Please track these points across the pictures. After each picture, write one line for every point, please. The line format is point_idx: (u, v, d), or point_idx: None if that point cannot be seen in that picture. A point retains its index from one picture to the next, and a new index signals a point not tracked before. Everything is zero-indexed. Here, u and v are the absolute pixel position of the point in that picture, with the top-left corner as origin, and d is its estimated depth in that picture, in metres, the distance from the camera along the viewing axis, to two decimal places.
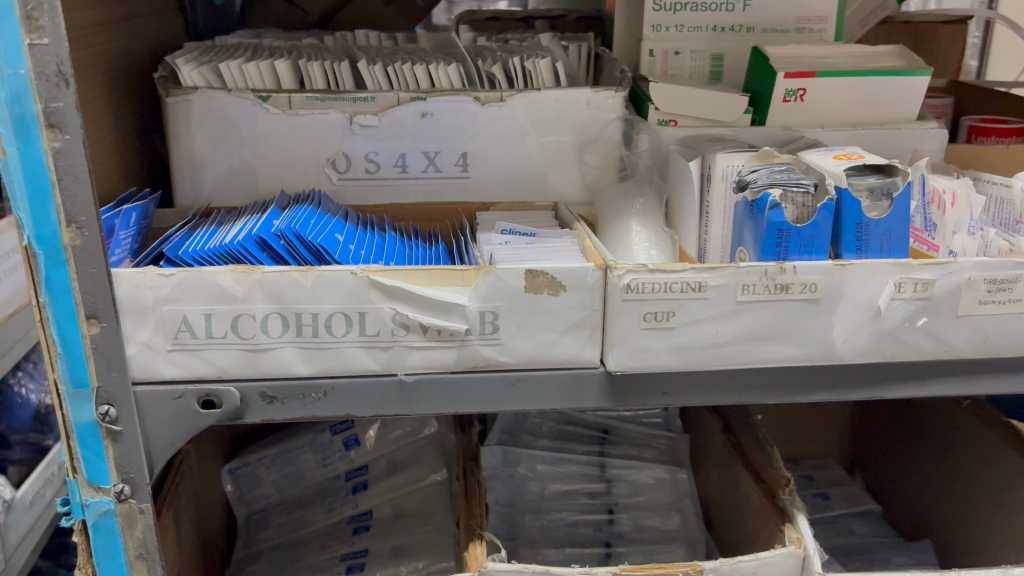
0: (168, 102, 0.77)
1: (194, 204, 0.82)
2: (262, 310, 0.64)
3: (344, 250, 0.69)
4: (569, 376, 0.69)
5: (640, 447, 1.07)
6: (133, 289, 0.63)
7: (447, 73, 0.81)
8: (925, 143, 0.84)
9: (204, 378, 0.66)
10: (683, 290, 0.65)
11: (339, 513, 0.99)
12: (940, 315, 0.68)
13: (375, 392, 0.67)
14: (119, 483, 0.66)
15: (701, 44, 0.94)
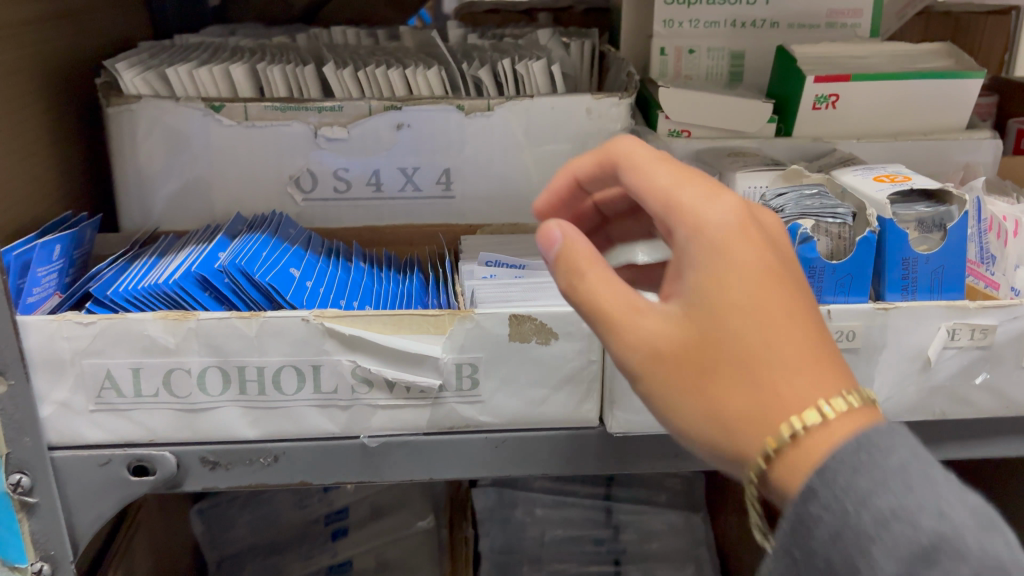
0: (109, 112, 0.67)
1: (141, 228, 0.72)
2: (199, 364, 0.54)
3: (300, 288, 0.59)
4: (562, 437, 0.59)
5: (650, 487, 0.96)
6: (45, 341, 0.53)
7: (427, 78, 0.71)
8: (977, 156, 0.73)
9: (134, 442, 0.56)
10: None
11: (316, 561, 0.90)
12: (1001, 366, 0.58)
13: (334, 457, 0.57)
14: (37, 561, 0.57)
15: (719, 41, 0.83)
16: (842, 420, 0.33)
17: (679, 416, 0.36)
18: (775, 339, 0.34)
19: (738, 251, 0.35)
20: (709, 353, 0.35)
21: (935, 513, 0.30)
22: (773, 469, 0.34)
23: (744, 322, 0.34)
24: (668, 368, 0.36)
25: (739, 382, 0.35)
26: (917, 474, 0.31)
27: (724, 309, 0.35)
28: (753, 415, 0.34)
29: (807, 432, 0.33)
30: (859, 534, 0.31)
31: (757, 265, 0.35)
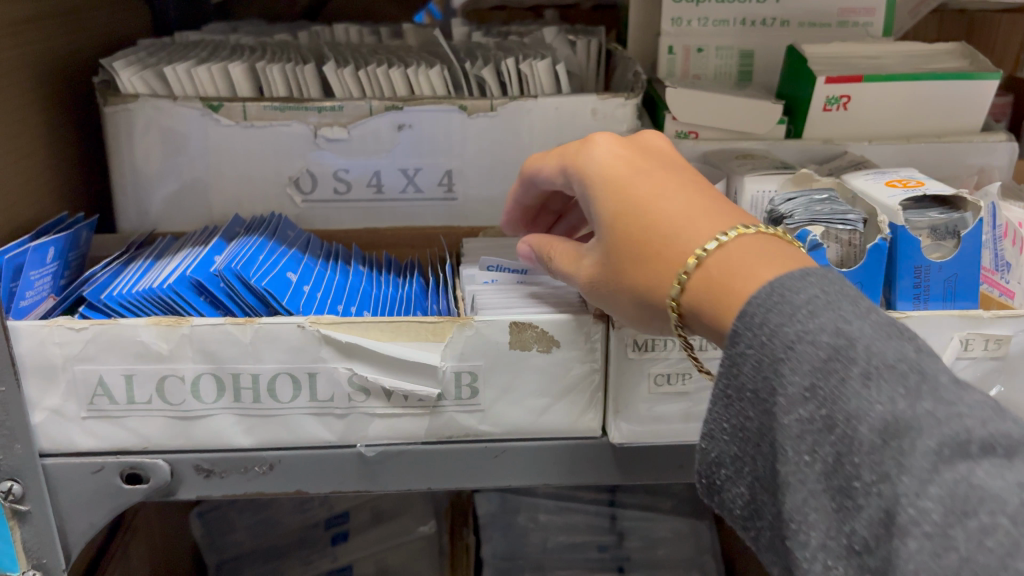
0: (106, 112, 0.66)
1: (139, 229, 0.71)
2: (193, 371, 0.53)
3: (297, 293, 0.58)
4: (563, 447, 0.57)
5: (656, 493, 0.95)
6: (36, 346, 0.52)
7: (429, 78, 0.70)
8: (992, 159, 0.72)
9: (128, 449, 0.55)
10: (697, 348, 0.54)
11: (316, 567, 0.90)
12: (1016, 378, 0.56)
13: (331, 466, 0.56)
14: (29, 569, 0.56)
15: (728, 41, 0.82)
16: (736, 251, 0.40)
17: (616, 292, 0.46)
18: (666, 212, 0.44)
19: (616, 173, 0.47)
20: (618, 239, 0.45)
21: (831, 330, 0.34)
22: (693, 306, 0.41)
23: (649, 214, 0.44)
24: (602, 262, 0.47)
25: (651, 252, 0.43)
26: (821, 300, 0.35)
27: (626, 210, 0.45)
28: (663, 267, 0.43)
29: (703, 265, 0.40)
30: (776, 356, 0.35)
31: (639, 168, 0.47)
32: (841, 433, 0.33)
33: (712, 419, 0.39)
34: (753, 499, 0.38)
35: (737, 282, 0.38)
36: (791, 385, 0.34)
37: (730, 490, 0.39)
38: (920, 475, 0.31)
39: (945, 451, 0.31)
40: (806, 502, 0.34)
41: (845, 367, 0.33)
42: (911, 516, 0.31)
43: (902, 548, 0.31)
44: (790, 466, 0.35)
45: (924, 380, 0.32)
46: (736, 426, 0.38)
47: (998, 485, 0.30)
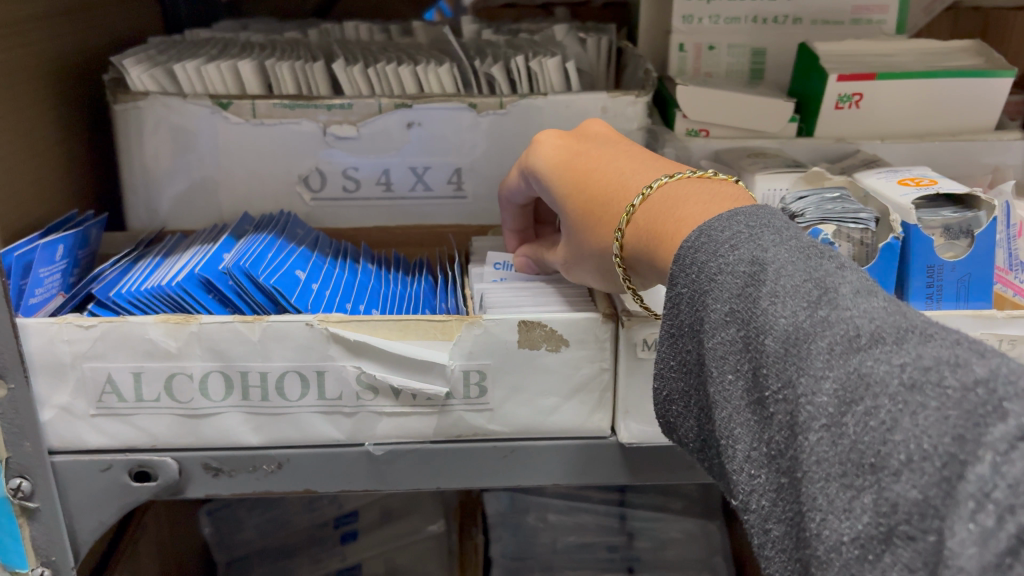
0: (116, 110, 0.66)
1: (148, 227, 0.71)
2: (201, 369, 0.53)
3: (305, 291, 0.58)
4: (572, 447, 0.57)
5: (665, 493, 0.95)
6: (46, 343, 0.52)
7: (439, 76, 0.70)
8: (1007, 157, 0.71)
9: (137, 447, 0.55)
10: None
11: (325, 566, 0.90)
12: None
13: (339, 465, 0.56)
14: (39, 566, 0.56)
15: (740, 38, 0.81)
16: (660, 204, 0.44)
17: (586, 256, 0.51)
18: (605, 190, 0.49)
19: (560, 163, 0.53)
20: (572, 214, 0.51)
21: (748, 256, 0.35)
22: (644, 263, 0.45)
23: (597, 193, 0.49)
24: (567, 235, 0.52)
25: (601, 222, 0.48)
26: (744, 235, 0.36)
27: (577, 195, 0.50)
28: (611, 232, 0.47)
29: (637, 223, 0.45)
30: (703, 285, 0.36)
31: (582, 154, 0.53)
32: (753, 343, 0.33)
33: (662, 357, 0.41)
34: (702, 431, 0.39)
35: (667, 227, 0.42)
36: (714, 311, 0.35)
37: (683, 425, 0.40)
38: (813, 372, 0.30)
39: (837, 346, 0.30)
40: (729, 417, 0.35)
41: (757, 286, 0.34)
42: (808, 412, 0.30)
43: (803, 443, 0.30)
44: (716, 386, 0.35)
45: (827, 290, 0.32)
46: (683, 361, 0.39)
47: (883, 370, 0.28)
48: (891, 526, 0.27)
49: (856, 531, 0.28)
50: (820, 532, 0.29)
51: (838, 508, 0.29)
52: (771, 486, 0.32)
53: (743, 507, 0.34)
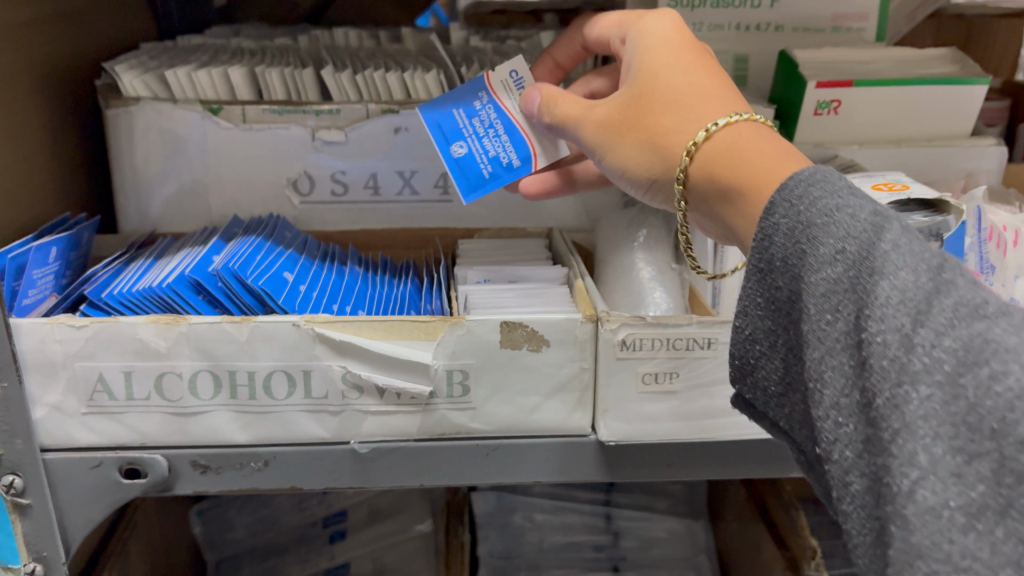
0: (108, 115, 0.68)
1: (140, 230, 0.73)
2: (190, 367, 0.54)
3: (293, 293, 0.59)
4: (554, 445, 0.58)
5: (651, 493, 0.97)
6: (38, 343, 0.53)
7: (425, 81, 0.69)
8: (981, 163, 0.73)
9: (127, 444, 0.56)
10: (676, 347, 0.56)
11: (314, 564, 0.91)
12: None
13: (326, 463, 0.57)
14: (30, 562, 0.57)
15: (724, 45, 0.83)
16: (741, 147, 0.41)
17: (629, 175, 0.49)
18: (685, 102, 0.45)
19: (669, 39, 0.48)
20: (631, 125, 0.47)
21: (870, 212, 0.35)
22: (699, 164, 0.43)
23: (688, 80, 0.45)
24: (613, 149, 0.49)
25: (688, 107, 0.44)
26: (857, 191, 0.36)
27: (667, 72, 0.46)
28: (672, 160, 0.45)
29: (703, 163, 0.43)
30: (807, 223, 0.35)
31: (664, 53, 0.47)
32: (860, 286, 0.33)
33: (746, 295, 0.39)
34: (788, 373, 0.38)
35: (748, 179, 0.40)
36: (823, 247, 0.34)
37: (763, 367, 0.39)
38: (931, 327, 0.31)
39: (961, 309, 0.31)
40: (825, 361, 0.34)
41: (873, 236, 0.34)
42: (922, 364, 0.31)
43: (909, 393, 0.31)
44: (813, 326, 0.35)
45: (942, 261, 0.33)
46: (770, 298, 0.38)
47: (1009, 339, 0.30)
48: (1008, 497, 0.29)
49: (964, 496, 0.30)
50: (911, 488, 0.31)
51: (942, 471, 0.30)
52: (857, 434, 0.34)
53: (826, 454, 0.35)
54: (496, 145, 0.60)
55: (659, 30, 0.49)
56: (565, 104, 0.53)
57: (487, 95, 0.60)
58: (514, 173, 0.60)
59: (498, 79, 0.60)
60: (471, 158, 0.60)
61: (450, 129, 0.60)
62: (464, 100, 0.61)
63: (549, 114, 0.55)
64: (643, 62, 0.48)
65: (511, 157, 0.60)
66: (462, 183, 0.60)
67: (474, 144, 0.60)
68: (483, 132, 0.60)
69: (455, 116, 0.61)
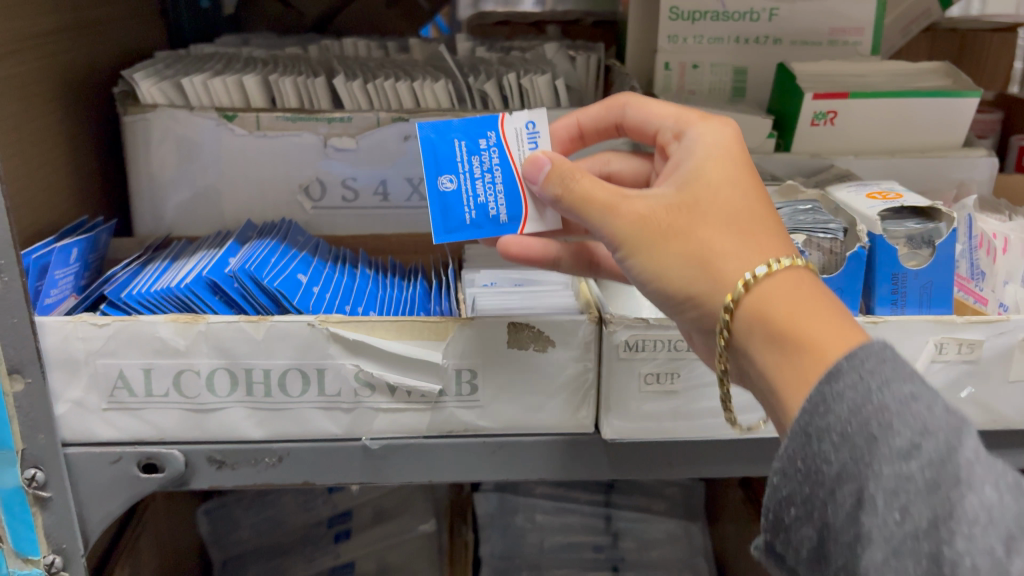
0: (125, 121, 0.70)
1: (154, 233, 0.75)
2: (208, 366, 0.56)
3: (307, 294, 0.61)
4: (557, 443, 0.60)
5: (650, 495, 0.99)
6: (61, 340, 0.55)
7: (434, 91, 0.73)
8: (973, 174, 0.75)
9: (145, 440, 0.58)
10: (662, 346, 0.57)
11: (319, 563, 0.92)
12: (988, 382, 0.59)
13: (337, 459, 0.59)
14: (50, 554, 0.59)
15: (723, 58, 0.85)
16: (800, 297, 0.40)
17: (654, 283, 0.45)
18: (741, 227, 0.43)
19: (731, 150, 0.46)
20: (673, 234, 0.43)
21: (945, 409, 0.33)
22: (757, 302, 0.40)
23: (747, 201, 0.44)
24: (644, 253, 0.44)
25: (750, 235, 0.43)
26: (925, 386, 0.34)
27: (730, 189, 0.44)
28: (718, 287, 0.42)
29: (756, 302, 0.40)
30: (880, 408, 0.33)
31: (724, 164, 0.45)
32: (942, 488, 0.30)
33: (785, 460, 0.35)
34: (817, 550, 0.34)
35: (812, 337, 0.38)
36: (898, 437, 0.32)
37: (797, 533, 0.35)
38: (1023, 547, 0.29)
39: None
40: (887, 564, 0.31)
41: (954, 441, 0.32)
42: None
43: None
44: (875, 518, 0.32)
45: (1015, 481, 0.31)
46: (811, 473, 0.34)
47: None
48: None
49: None
50: None
51: None
52: None
53: None
54: (489, 192, 0.54)
55: (723, 138, 0.46)
56: (590, 181, 0.47)
57: (496, 138, 0.54)
58: (498, 230, 0.54)
59: (512, 124, 0.54)
60: (458, 199, 0.54)
61: (444, 160, 0.53)
62: (470, 130, 0.54)
63: (561, 187, 0.47)
64: (699, 168, 0.45)
65: (498, 212, 0.54)
66: (439, 224, 0.53)
67: (464, 182, 0.54)
68: (479, 174, 0.54)
69: (453, 146, 0.54)
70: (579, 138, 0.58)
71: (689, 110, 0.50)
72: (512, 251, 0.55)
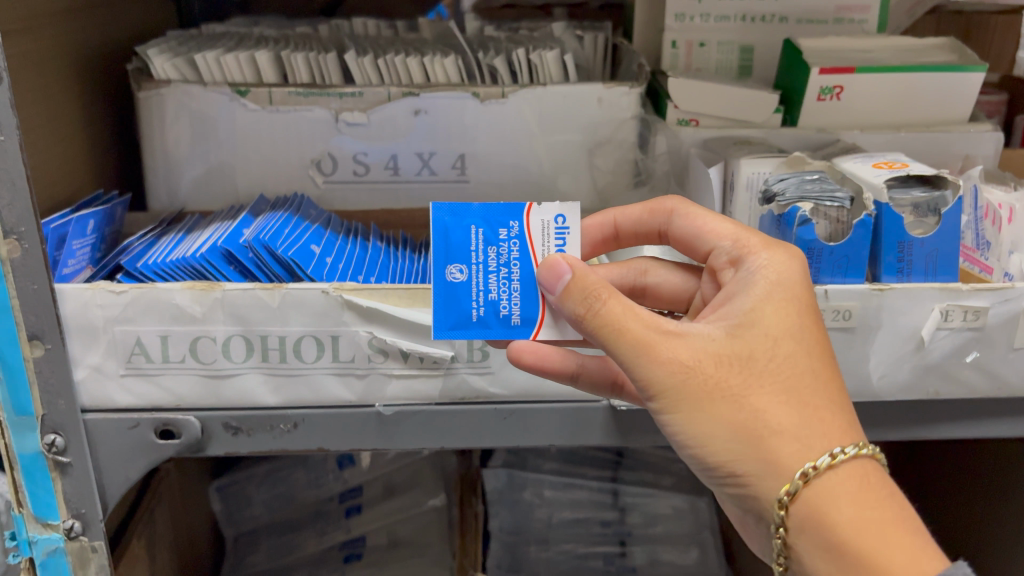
0: (140, 97, 0.71)
1: (168, 209, 0.76)
2: (223, 332, 0.57)
3: (320, 264, 0.62)
4: (567, 410, 0.61)
5: (657, 471, 1.01)
6: (81, 308, 0.56)
7: (444, 66, 0.74)
8: (978, 149, 0.75)
9: (162, 407, 0.59)
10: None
11: (330, 538, 0.94)
12: (994, 348, 0.60)
13: (351, 425, 0.60)
14: (69, 519, 0.60)
15: (729, 36, 0.86)
16: (861, 503, 0.42)
17: (695, 447, 0.44)
18: (800, 395, 0.43)
19: (794, 297, 0.46)
20: (721, 394, 0.43)
21: None
22: (821, 503, 0.42)
23: (805, 364, 0.44)
24: (685, 411, 0.43)
25: (809, 406, 0.43)
26: None
27: (786, 348, 0.44)
28: (772, 470, 0.42)
29: (813, 502, 0.42)
30: None
31: (783, 313, 0.45)
32: None
33: None
34: None
35: (879, 558, 0.40)
36: None
37: None
38: None
39: None
40: None
41: None
42: None
43: None
44: None
45: None
46: None
47: None
48: None
49: None
50: None
51: None
52: None
53: None
54: (501, 289, 0.49)
55: (782, 281, 0.46)
56: (622, 307, 0.44)
57: (518, 230, 0.49)
58: (509, 331, 0.50)
59: (540, 216, 0.49)
60: (466, 292, 0.50)
61: (458, 249, 0.49)
62: (491, 219, 0.49)
63: (582, 306, 0.45)
64: (754, 314, 0.45)
65: (510, 313, 0.50)
66: (445, 316, 0.50)
67: (476, 274, 0.49)
68: (493, 268, 0.49)
69: (468, 235, 0.49)
70: (612, 238, 0.57)
71: (747, 232, 0.50)
72: (524, 359, 0.55)
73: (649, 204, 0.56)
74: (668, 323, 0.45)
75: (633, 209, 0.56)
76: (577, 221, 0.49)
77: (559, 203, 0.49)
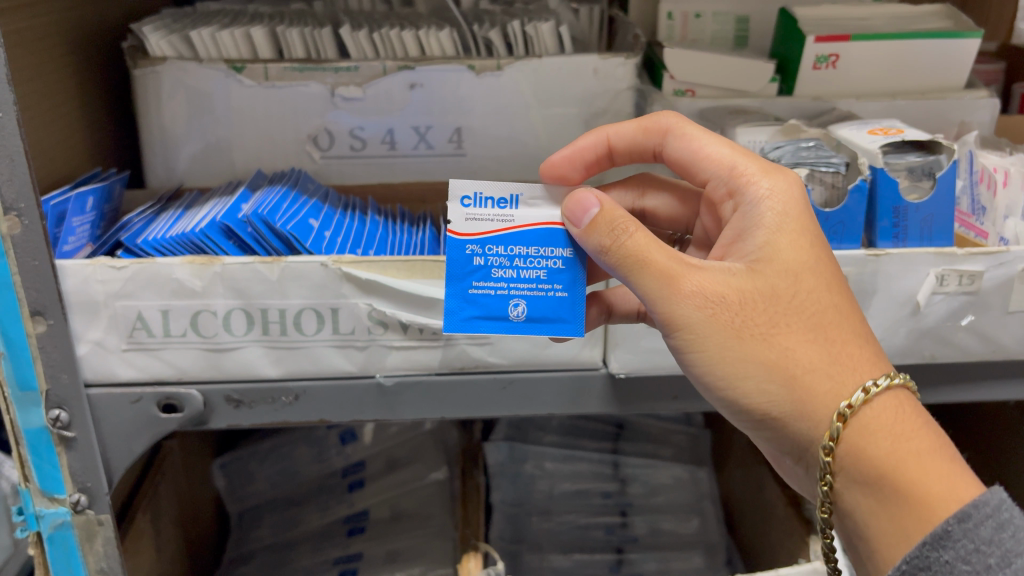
0: (135, 75, 0.71)
1: (166, 184, 0.76)
2: (224, 306, 0.57)
3: (318, 238, 0.62)
4: (566, 378, 0.62)
5: (657, 442, 1.02)
6: (81, 283, 0.56)
7: (439, 40, 0.74)
8: (973, 115, 0.75)
9: (164, 380, 0.60)
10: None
11: (334, 512, 0.94)
12: (989, 312, 0.60)
13: (353, 396, 0.61)
14: (75, 493, 0.61)
15: (725, 6, 0.85)
16: (899, 434, 0.43)
17: (727, 389, 0.46)
18: (825, 331, 0.45)
19: (802, 225, 0.47)
20: (751, 331, 0.44)
21: None
22: (861, 438, 0.43)
23: (821, 293, 0.46)
24: (713, 346, 0.45)
25: (831, 336, 0.45)
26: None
27: (802, 281, 0.46)
28: (800, 412, 0.44)
29: (853, 441, 0.43)
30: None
31: (797, 245, 0.46)
32: None
33: None
34: None
35: (920, 484, 0.41)
36: None
37: None
38: None
39: None
40: None
41: None
42: None
43: None
44: None
45: None
46: None
47: None
48: None
49: None
50: None
51: None
52: None
53: None
54: (539, 262, 0.48)
55: (791, 209, 0.47)
56: (645, 239, 0.45)
57: (477, 243, 0.48)
58: (579, 254, 0.49)
59: (461, 219, 0.48)
60: (537, 297, 0.49)
61: (492, 304, 0.49)
62: (462, 270, 0.48)
63: (604, 240, 0.46)
64: (771, 248, 0.46)
65: (558, 258, 0.48)
66: (560, 323, 0.49)
67: (517, 285, 0.48)
68: (517, 272, 0.48)
69: (478, 293, 0.49)
70: (607, 157, 0.56)
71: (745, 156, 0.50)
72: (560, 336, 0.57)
73: (643, 123, 0.55)
74: (689, 256, 0.46)
75: (626, 126, 0.55)
76: (471, 183, 0.47)
77: (451, 205, 0.47)
